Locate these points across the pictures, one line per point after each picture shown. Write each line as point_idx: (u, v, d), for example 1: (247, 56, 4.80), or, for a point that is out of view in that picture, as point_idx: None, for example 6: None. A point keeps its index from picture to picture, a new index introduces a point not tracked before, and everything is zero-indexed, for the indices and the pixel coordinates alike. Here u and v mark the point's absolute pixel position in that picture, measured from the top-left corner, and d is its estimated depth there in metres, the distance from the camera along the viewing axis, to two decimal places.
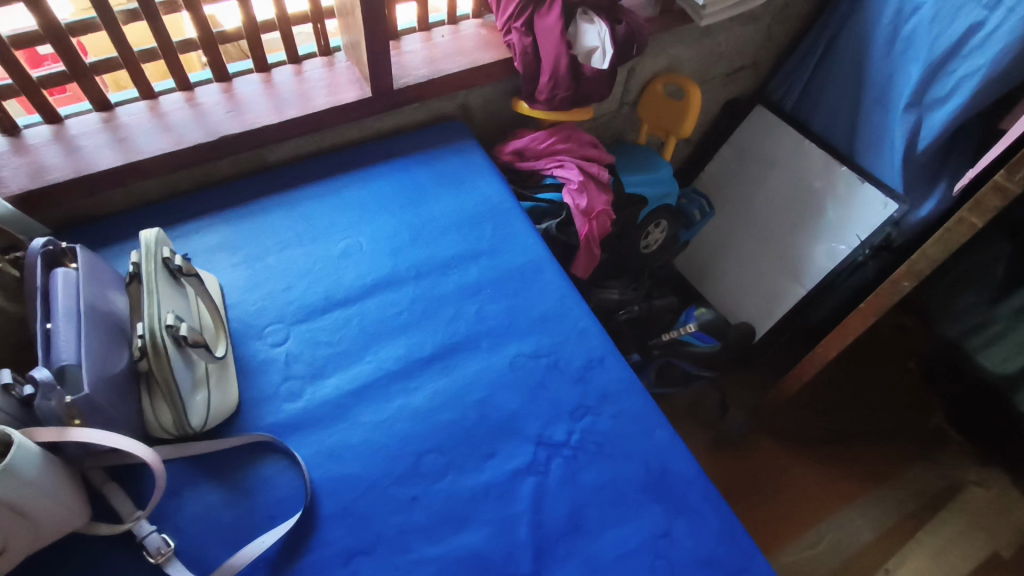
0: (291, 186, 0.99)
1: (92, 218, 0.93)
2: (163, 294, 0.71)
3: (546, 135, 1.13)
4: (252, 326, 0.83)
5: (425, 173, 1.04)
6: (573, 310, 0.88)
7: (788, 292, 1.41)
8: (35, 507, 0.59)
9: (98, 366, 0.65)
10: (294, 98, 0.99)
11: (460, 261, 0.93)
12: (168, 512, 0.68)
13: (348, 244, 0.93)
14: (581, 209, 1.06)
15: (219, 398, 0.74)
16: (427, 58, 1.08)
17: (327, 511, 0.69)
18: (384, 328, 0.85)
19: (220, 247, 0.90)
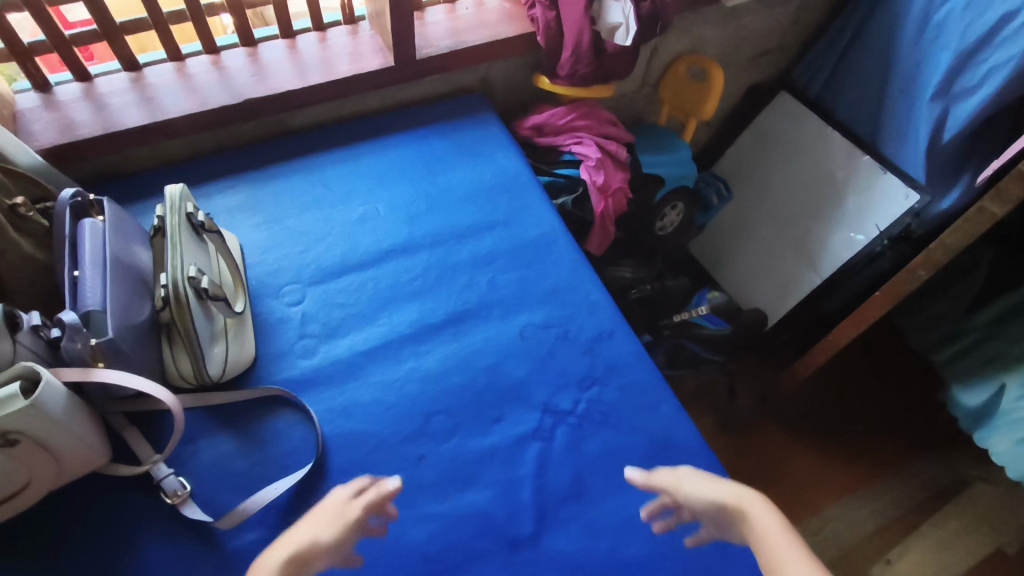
0: (311, 151, 1.01)
1: (118, 174, 0.95)
2: (186, 247, 0.73)
3: (565, 111, 1.14)
4: (270, 285, 0.85)
5: (443, 143, 1.05)
6: (585, 283, 0.89)
7: (803, 280, 1.40)
8: (59, 443, 0.61)
9: (122, 314, 0.67)
10: (317, 65, 1.01)
11: (474, 230, 0.94)
12: (185, 457, 0.70)
13: (365, 210, 0.94)
14: (597, 186, 1.06)
15: (236, 351, 0.76)
16: (450, 30, 1.08)
17: (337, 464, 0.71)
18: (398, 293, 0.86)
19: (240, 207, 0.92)
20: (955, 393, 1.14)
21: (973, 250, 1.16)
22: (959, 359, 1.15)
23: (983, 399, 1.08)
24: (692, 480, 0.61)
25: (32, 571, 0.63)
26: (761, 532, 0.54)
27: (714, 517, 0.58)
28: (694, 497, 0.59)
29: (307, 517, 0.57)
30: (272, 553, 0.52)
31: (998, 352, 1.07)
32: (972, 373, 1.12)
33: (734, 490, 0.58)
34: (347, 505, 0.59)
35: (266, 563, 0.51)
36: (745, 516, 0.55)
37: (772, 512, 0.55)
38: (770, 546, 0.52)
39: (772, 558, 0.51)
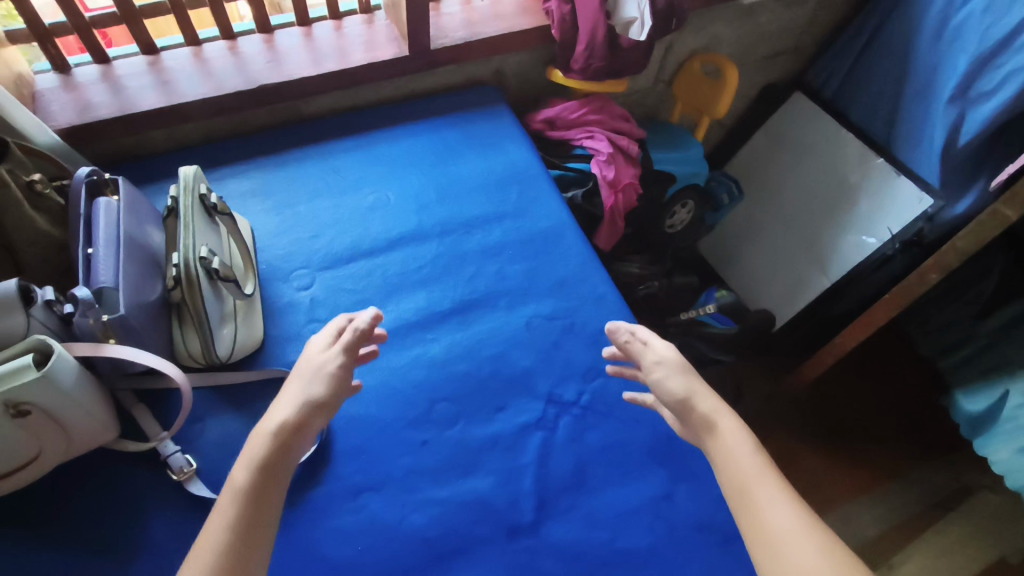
0: (323, 138, 1.01)
1: (133, 157, 0.96)
2: (197, 228, 0.74)
3: (578, 105, 1.14)
4: (280, 269, 0.86)
5: (454, 134, 1.05)
6: (592, 275, 0.89)
7: (812, 282, 1.39)
8: (68, 416, 0.63)
9: (134, 292, 0.68)
10: (332, 53, 1.01)
11: (483, 221, 0.94)
12: (192, 435, 0.71)
13: (376, 198, 0.95)
14: (608, 181, 1.06)
15: (245, 332, 0.77)
16: (465, 21, 1.08)
17: (340, 447, 0.72)
18: (406, 280, 0.87)
19: (252, 192, 0.93)
20: (958, 399, 1.13)
21: (985, 257, 1.15)
22: (965, 365, 1.15)
23: (986, 404, 1.06)
24: (675, 370, 0.65)
25: (39, 542, 0.64)
26: (729, 447, 0.58)
27: (686, 419, 0.63)
28: (668, 389, 0.64)
29: (297, 373, 0.64)
30: (273, 414, 0.59)
31: (1010, 357, 1.06)
32: (977, 378, 1.11)
33: (712, 404, 0.62)
34: (331, 351, 0.65)
35: (270, 424, 0.58)
36: (717, 427, 0.60)
37: (745, 431, 0.59)
38: (736, 460, 0.57)
39: (737, 474, 0.56)
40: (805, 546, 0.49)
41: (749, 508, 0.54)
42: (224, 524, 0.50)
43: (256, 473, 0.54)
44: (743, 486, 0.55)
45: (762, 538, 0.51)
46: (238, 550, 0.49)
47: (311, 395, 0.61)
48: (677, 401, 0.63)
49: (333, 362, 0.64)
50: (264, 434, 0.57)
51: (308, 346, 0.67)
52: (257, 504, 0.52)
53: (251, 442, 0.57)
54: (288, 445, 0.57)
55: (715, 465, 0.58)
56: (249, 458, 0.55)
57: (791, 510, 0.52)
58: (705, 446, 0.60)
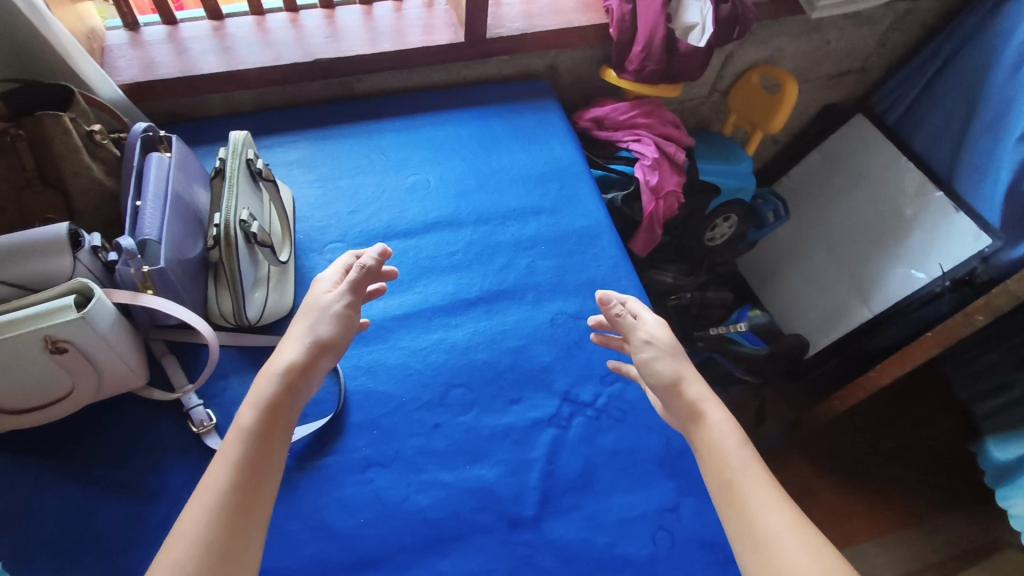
0: (372, 117, 1.03)
1: (188, 118, 0.99)
2: (241, 192, 0.76)
3: (628, 108, 1.12)
4: (316, 241, 0.88)
5: (501, 124, 1.05)
6: (623, 279, 0.88)
7: (852, 312, 1.34)
8: (102, 358, 0.66)
9: (176, 248, 0.71)
10: (390, 33, 1.03)
11: (520, 214, 0.94)
12: (215, 391, 0.74)
13: (416, 180, 0.96)
14: (651, 187, 1.04)
15: (276, 298, 0.79)
16: (524, 13, 1.08)
17: (354, 420, 0.73)
18: (437, 264, 0.87)
19: (298, 163, 0.95)
20: (987, 445, 1.11)
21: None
22: (1001, 413, 1.10)
23: (1015, 455, 1.04)
24: (670, 354, 0.63)
25: (66, 475, 0.67)
26: (717, 439, 0.56)
27: (674, 408, 0.60)
28: (657, 373, 0.62)
29: (302, 311, 0.64)
30: (281, 353, 0.59)
31: None
32: (1010, 427, 1.07)
33: (698, 390, 0.60)
34: (339, 290, 0.65)
35: (276, 364, 0.58)
36: (706, 419, 0.58)
37: (733, 423, 0.58)
38: (723, 455, 0.55)
39: (725, 471, 0.54)
40: (794, 547, 0.47)
41: (736, 504, 0.52)
42: (229, 462, 0.51)
43: (261, 414, 0.54)
44: (730, 482, 0.53)
45: (750, 537, 0.49)
46: (246, 488, 0.50)
47: (319, 334, 0.61)
48: (665, 387, 0.61)
49: (340, 301, 0.64)
50: (271, 373, 0.57)
51: (314, 283, 0.67)
52: (264, 442, 0.53)
53: (258, 380, 0.57)
54: (297, 382, 0.58)
55: (701, 459, 0.57)
56: (256, 398, 0.55)
57: (778, 508, 0.50)
58: (690, 438, 0.58)
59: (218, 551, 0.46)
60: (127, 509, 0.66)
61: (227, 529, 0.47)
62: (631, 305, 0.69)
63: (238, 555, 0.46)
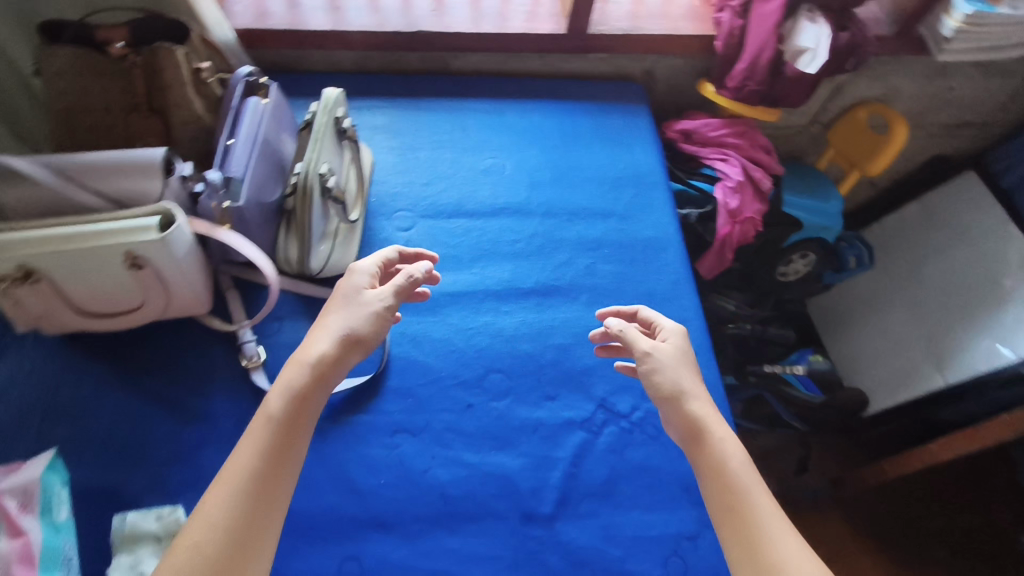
0: (461, 94, 1.04)
1: (290, 70, 1.03)
2: (326, 147, 0.79)
3: (720, 125, 1.09)
4: (387, 206, 0.89)
5: (587, 121, 1.04)
6: (683, 296, 0.86)
7: (923, 378, 1.25)
8: (173, 280, 0.70)
9: (257, 190, 0.74)
10: (493, 15, 1.04)
11: (590, 214, 0.93)
12: (269, 331, 0.78)
13: (493, 163, 0.96)
14: (728, 209, 1.01)
15: (339, 254, 0.82)
16: (630, 14, 1.07)
17: (392, 385, 0.75)
18: (499, 249, 0.88)
19: (383, 129, 0.97)
20: None
21: None
22: None
23: None
24: (677, 365, 0.61)
25: (126, 382, 0.73)
26: (721, 459, 0.54)
27: (674, 423, 0.58)
28: (658, 384, 0.59)
29: (342, 301, 0.61)
30: (313, 343, 0.57)
31: None
32: None
33: (702, 408, 0.58)
34: (380, 289, 0.63)
35: (309, 353, 0.56)
36: (709, 438, 0.56)
37: (736, 442, 0.56)
38: (726, 476, 0.53)
39: (729, 494, 0.52)
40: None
41: (737, 527, 0.50)
42: (256, 448, 0.51)
43: (290, 403, 0.53)
44: (730, 504, 0.51)
45: (751, 562, 0.48)
46: (267, 476, 0.50)
47: (355, 330, 0.59)
48: (666, 401, 0.59)
49: (382, 302, 0.61)
50: (302, 362, 0.56)
51: (354, 273, 0.64)
52: (291, 433, 0.53)
53: (288, 369, 0.56)
54: (328, 376, 0.57)
55: (700, 476, 0.55)
56: (285, 385, 0.54)
57: (784, 536, 0.49)
58: (690, 456, 0.56)
59: (237, 539, 0.46)
60: (173, 424, 0.70)
61: (247, 516, 0.47)
62: (642, 317, 0.68)
63: (253, 541, 0.47)
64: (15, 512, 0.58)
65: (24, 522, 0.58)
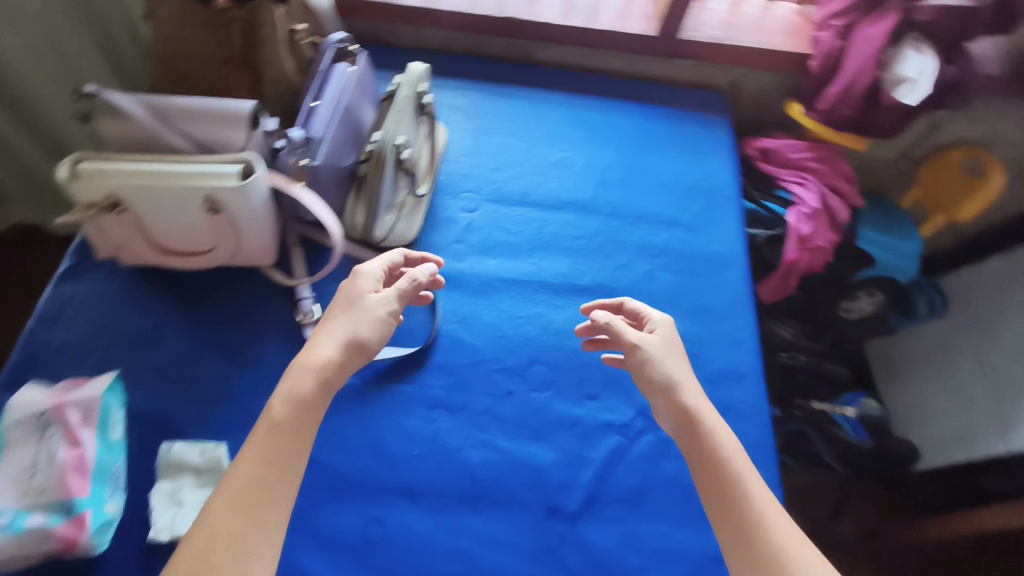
0: (542, 85, 1.03)
1: (380, 41, 1.05)
2: (404, 119, 0.80)
3: (802, 148, 1.05)
4: (454, 185, 0.90)
5: (664, 126, 1.02)
6: (740, 316, 0.84)
7: (984, 443, 1.09)
8: (246, 228, 0.73)
9: (334, 152, 0.76)
10: (584, 9, 1.03)
11: (655, 220, 0.91)
12: (326, 291, 0.80)
13: (563, 157, 0.96)
14: (799, 235, 0.97)
15: (403, 226, 0.83)
16: (724, 23, 1.04)
17: (437, 360, 0.75)
18: (559, 243, 0.87)
19: (461, 109, 0.98)
20: None
21: None
22: None
23: None
24: (669, 358, 0.59)
25: (189, 321, 0.76)
26: (714, 445, 0.53)
27: (664, 413, 0.57)
28: (651, 376, 0.58)
29: (345, 305, 0.59)
30: (315, 347, 0.55)
31: None
32: None
33: (694, 396, 0.57)
34: (384, 293, 0.61)
35: (313, 358, 0.54)
36: (702, 427, 0.54)
37: (729, 432, 0.54)
38: (719, 463, 0.52)
39: (720, 479, 0.51)
40: (799, 568, 0.45)
41: (731, 514, 0.49)
42: (261, 457, 0.48)
43: (294, 410, 0.51)
44: (722, 488, 0.50)
45: (745, 550, 0.47)
46: (266, 487, 0.47)
47: (360, 335, 0.57)
48: (657, 391, 0.58)
49: (387, 307, 0.60)
50: (306, 368, 0.54)
51: (359, 274, 0.62)
52: (298, 440, 0.50)
53: (291, 377, 0.53)
54: (333, 383, 0.54)
55: (691, 464, 0.54)
56: (289, 390, 0.52)
57: (780, 524, 0.47)
58: (682, 446, 0.55)
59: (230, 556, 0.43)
60: (228, 366, 0.73)
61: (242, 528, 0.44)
62: (629, 308, 0.67)
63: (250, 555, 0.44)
64: (76, 423, 0.63)
65: (82, 434, 0.63)
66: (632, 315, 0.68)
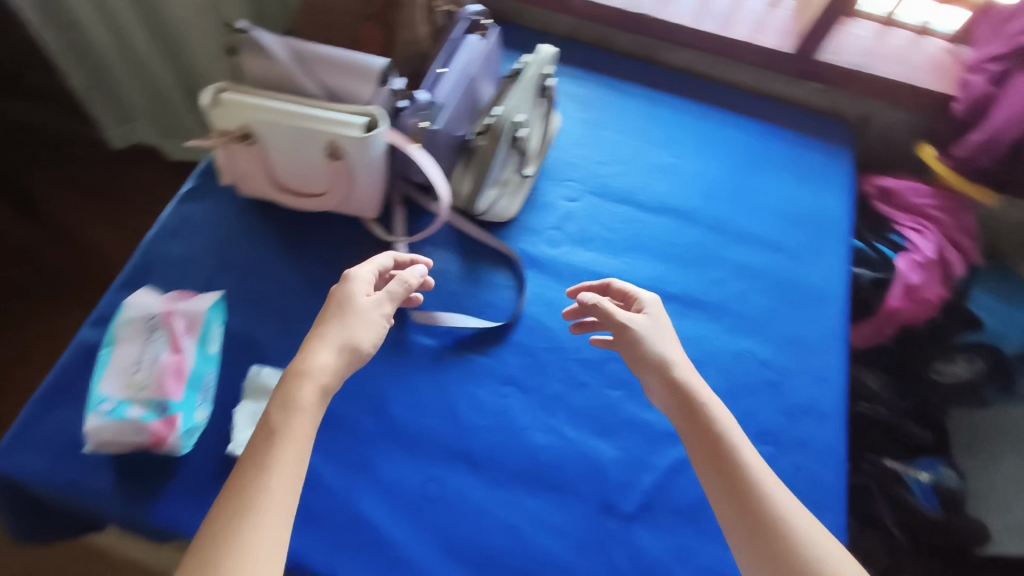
0: (661, 86, 1.02)
1: (509, 21, 1.07)
2: (526, 98, 0.81)
3: (927, 193, 0.99)
4: (560, 172, 0.91)
5: (780, 148, 0.98)
6: (832, 354, 0.80)
7: None
8: (359, 179, 0.76)
9: (453, 120, 0.78)
10: (720, 16, 1.01)
11: (756, 241, 0.89)
12: (420, 253, 0.82)
13: (671, 162, 0.94)
14: (906, 283, 0.92)
15: (503, 203, 0.84)
16: (865, 51, 1.00)
17: (517, 339, 0.76)
18: (655, 246, 0.86)
19: (578, 98, 0.98)
20: None
21: None
22: None
23: None
24: (661, 337, 0.61)
25: (291, 258, 0.80)
26: (714, 421, 0.55)
27: (658, 392, 0.58)
28: (645, 356, 0.60)
29: (337, 311, 0.56)
30: (310, 354, 0.53)
31: None
32: None
33: (685, 371, 0.58)
34: (377, 296, 0.59)
35: (307, 364, 0.52)
36: (699, 406, 0.56)
37: (722, 407, 0.57)
38: (715, 439, 0.54)
39: (722, 454, 0.53)
40: (798, 531, 0.48)
41: (731, 492, 0.51)
42: (254, 459, 0.47)
43: (289, 414, 0.49)
44: (726, 464, 0.52)
45: (746, 524, 0.49)
46: (262, 490, 0.45)
47: (355, 339, 0.55)
48: (651, 370, 0.59)
49: (382, 310, 0.59)
50: (299, 374, 0.52)
51: (350, 279, 0.59)
52: (300, 447, 0.48)
53: (289, 383, 0.51)
54: (330, 390, 0.53)
55: (688, 442, 0.55)
56: (284, 396, 0.50)
57: (778, 497, 0.50)
58: (677, 424, 0.57)
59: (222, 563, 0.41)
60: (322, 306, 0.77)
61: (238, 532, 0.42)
62: (616, 288, 0.68)
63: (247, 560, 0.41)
64: (180, 331, 0.68)
65: (184, 342, 0.68)
66: (617, 295, 0.69)
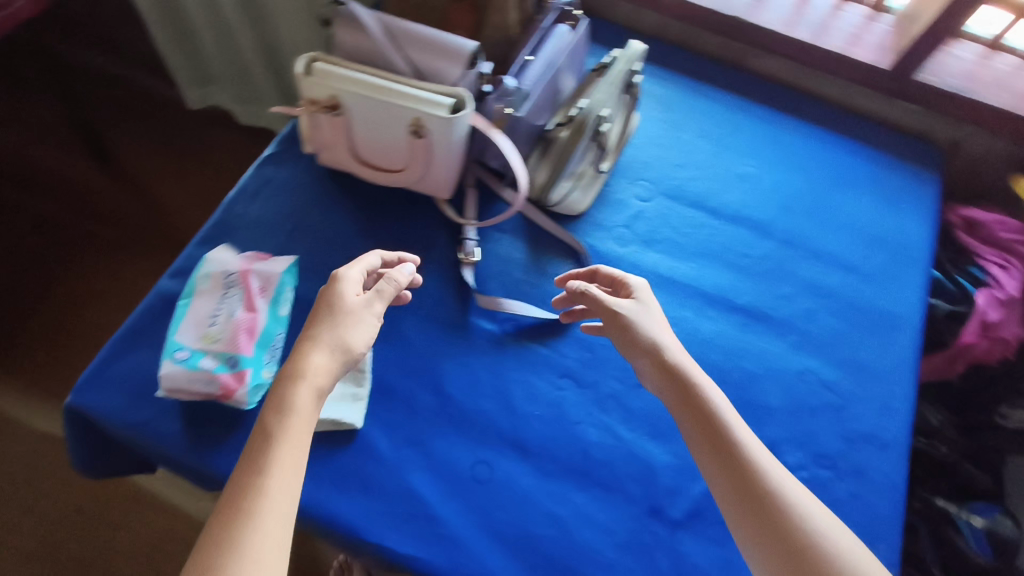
0: (745, 92, 1.00)
1: (598, 15, 1.06)
2: (612, 93, 0.81)
3: (1017, 229, 0.96)
4: (635, 171, 0.90)
5: (863, 167, 0.95)
6: (900, 384, 0.77)
7: None
8: (438, 158, 0.77)
9: (535, 108, 0.79)
10: (814, 26, 0.98)
11: (830, 260, 0.86)
12: (489, 238, 0.82)
13: (749, 171, 0.92)
14: (984, 320, 0.88)
15: (576, 197, 0.84)
16: (964, 74, 0.96)
17: (578, 333, 0.76)
18: (724, 255, 0.85)
19: (659, 99, 0.97)
20: None
21: None
22: None
23: None
24: (650, 321, 0.62)
25: (364, 230, 0.81)
26: (710, 404, 0.55)
27: (648, 375, 0.59)
28: (637, 340, 0.60)
29: (326, 313, 0.56)
30: (298, 359, 0.53)
31: None
32: None
33: (677, 355, 0.59)
34: (367, 295, 0.58)
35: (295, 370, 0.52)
36: (692, 389, 0.56)
37: (714, 387, 0.57)
38: (709, 420, 0.55)
39: (716, 436, 0.54)
40: (792, 508, 0.49)
41: (726, 469, 0.52)
42: (249, 462, 0.46)
43: (280, 417, 0.49)
44: (723, 446, 0.53)
45: (740, 500, 0.50)
46: (254, 492, 0.45)
47: (346, 339, 0.55)
48: (642, 355, 0.60)
49: (374, 308, 0.58)
50: (291, 380, 0.51)
51: (338, 279, 0.58)
52: (298, 449, 0.48)
53: (279, 389, 0.51)
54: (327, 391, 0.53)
55: (682, 425, 0.56)
56: (277, 400, 0.50)
57: (774, 475, 0.51)
58: (670, 407, 0.57)
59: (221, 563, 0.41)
60: None
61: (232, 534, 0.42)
62: (604, 274, 0.69)
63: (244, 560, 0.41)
64: (255, 291, 0.70)
65: (258, 302, 0.69)
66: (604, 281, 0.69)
